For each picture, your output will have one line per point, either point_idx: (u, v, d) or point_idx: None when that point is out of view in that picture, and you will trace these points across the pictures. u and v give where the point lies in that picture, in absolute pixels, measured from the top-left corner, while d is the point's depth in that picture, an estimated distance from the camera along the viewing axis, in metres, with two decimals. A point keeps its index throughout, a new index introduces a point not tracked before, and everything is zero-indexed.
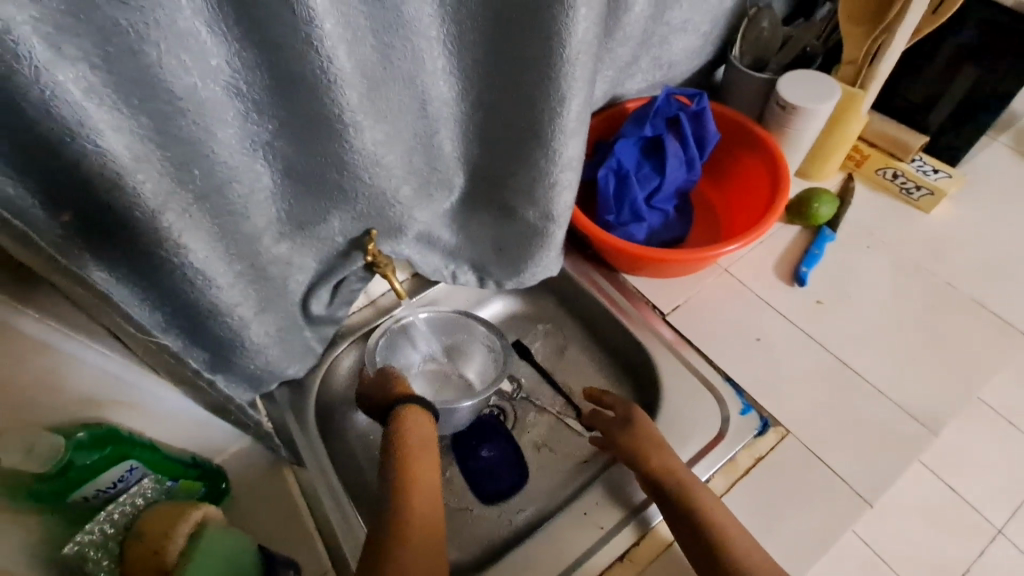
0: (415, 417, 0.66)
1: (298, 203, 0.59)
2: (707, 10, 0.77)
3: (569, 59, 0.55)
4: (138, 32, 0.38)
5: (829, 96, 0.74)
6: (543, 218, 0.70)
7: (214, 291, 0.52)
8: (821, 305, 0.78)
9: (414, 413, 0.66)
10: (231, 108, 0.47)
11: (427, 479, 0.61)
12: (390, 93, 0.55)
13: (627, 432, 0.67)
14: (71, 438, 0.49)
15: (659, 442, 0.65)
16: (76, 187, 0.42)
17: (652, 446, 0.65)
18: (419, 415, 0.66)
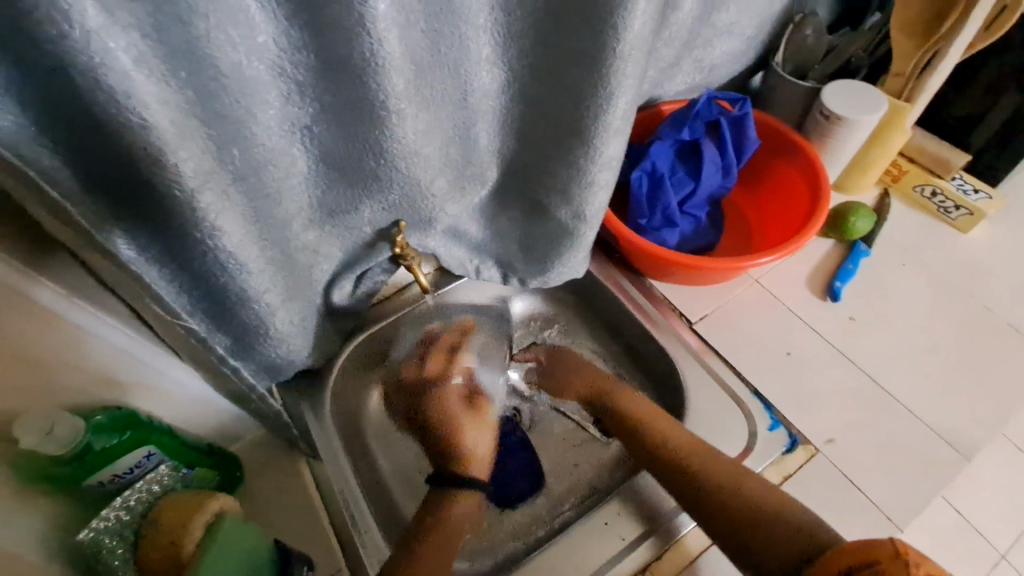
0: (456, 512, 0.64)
1: (330, 189, 0.58)
2: (753, 14, 0.75)
3: (622, 56, 0.53)
4: (189, 2, 0.36)
5: (877, 107, 0.72)
6: (575, 218, 0.68)
7: (244, 276, 0.50)
8: (855, 322, 0.77)
9: (462, 505, 0.64)
10: (273, 89, 0.46)
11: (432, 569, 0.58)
12: (434, 81, 0.54)
13: (559, 365, 0.78)
14: (89, 419, 0.48)
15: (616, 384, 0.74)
16: (113, 160, 0.39)
17: (576, 362, 0.78)
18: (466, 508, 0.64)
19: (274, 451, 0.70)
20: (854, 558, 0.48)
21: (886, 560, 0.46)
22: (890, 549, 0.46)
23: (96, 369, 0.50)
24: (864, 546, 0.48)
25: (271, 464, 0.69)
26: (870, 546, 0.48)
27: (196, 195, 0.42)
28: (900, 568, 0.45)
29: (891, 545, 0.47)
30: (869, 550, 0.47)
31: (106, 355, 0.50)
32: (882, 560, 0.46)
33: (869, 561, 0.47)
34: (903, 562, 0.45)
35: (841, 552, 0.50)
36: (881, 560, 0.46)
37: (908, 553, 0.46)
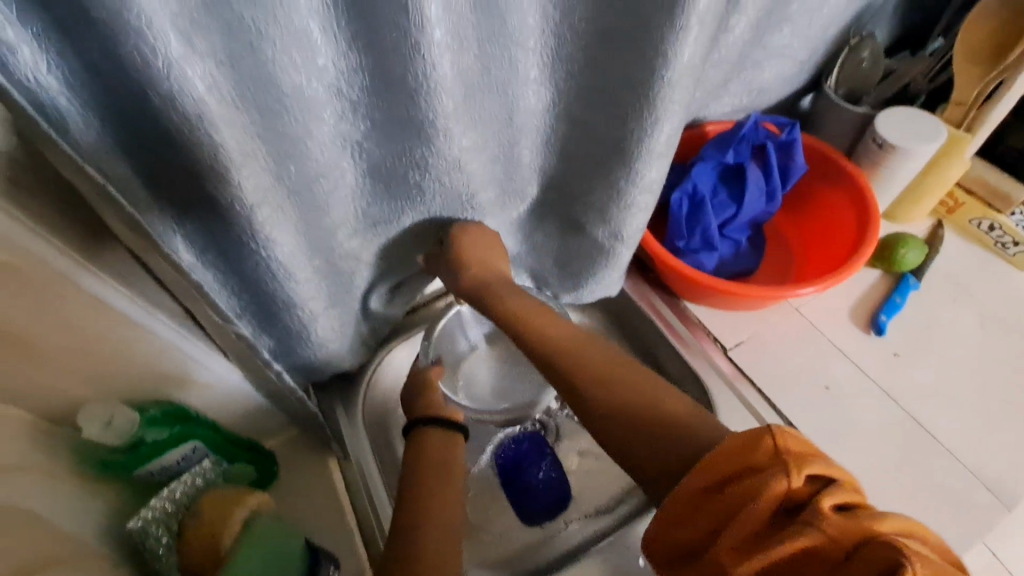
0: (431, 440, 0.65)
1: (378, 203, 0.59)
2: (808, 37, 0.73)
3: (670, 83, 0.53)
4: (260, 29, 0.38)
5: (935, 137, 0.69)
6: (612, 237, 0.68)
7: (291, 284, 0.52)
8: (899, 358, 0.74)
9: (431, 436, 0.65)
10: (331, 108, 0.47)
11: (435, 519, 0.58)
12: (482, 101, 0.55)
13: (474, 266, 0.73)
14: (144, 413, 0.51)
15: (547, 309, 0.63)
16: (181, 172, 0.41)
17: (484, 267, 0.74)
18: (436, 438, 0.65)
19: (306, 447, 0.72)
20: (723, 465, 0.39)
21: (765, 466, 0.37)
22: (767, 449, 0.37)
23: (150, 366, 0.53)
24: (736, 447, 0.39)
25: (304, 460, 0.71)
26: (745, 447, 0.38)
27: (255, 208, 0.44)
28: (781, 475, 0.36)
29: (771, 442, 0.38)
30: (746, 458, 0.38)
31: (160, 351, 0.52)
32: (763, 463, 0.37)
33: (743, 470, 0.38)
34: (785, 467, 0.36)
35: (709, 455, 0.40)
36: (760, 469, 0.37)
37: (789, 450, 0.37)
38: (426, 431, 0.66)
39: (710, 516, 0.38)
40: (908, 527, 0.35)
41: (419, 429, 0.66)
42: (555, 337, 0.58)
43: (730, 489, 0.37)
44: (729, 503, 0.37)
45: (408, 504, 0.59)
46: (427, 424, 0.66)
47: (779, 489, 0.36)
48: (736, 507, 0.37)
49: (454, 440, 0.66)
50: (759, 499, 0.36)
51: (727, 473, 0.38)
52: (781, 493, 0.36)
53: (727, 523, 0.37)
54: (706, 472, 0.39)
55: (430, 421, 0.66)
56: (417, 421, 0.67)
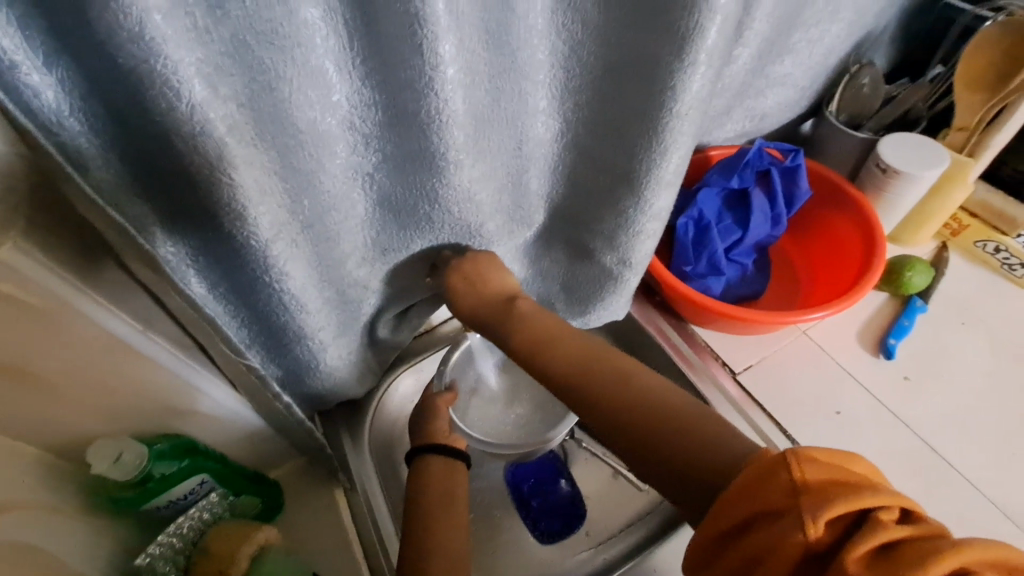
0: (433, 467, 0.65)
1: (386, 232, 0.59)
2: (809, 66, 0.75)
3: (678, 115, 0.54)
4: (278, 70, 0.39)
5: (938, 161, 0.69)
6: (620, 264, 0.69)
7: (302, 315, 0.53)
8: (909, 382, 0.74)
9: (433, 462, 0.65)
10: (344, 141, 0.48)
11: (443, 557, 0.57)
12: (492, 132, 0.55)
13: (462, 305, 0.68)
14: (153, 446, 0.51)
15: (555, 327, 0.61)
16: (196, 209, 0.42)
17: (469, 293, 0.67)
18: (439, 466, 0.65)
19: (313, 477, 0.71)
20: (740, 505, 0.37)
21: (783, 510, 0.35)
22: (783, 489, 0.36)
23: (159, 399, 0.52)
24: (754, 484, 0.37)
25: (313, 490, 0.70)
26: (763, 485, 0.37)
27: (269, 243, 0.44)
28: (799, 521, 0.34)
29: (787, 478, 0.36)
30: (761, 501, 0.36)
31: (170, 385, 0.52)
32: (780, 505, 0.35)
33: (760, 512, 0.36)
34: (801, 512, 0.34)
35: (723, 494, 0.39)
36: (778, 514, 0.35)
37: (808, 485, 0.35)
38: (427, 457, 0.66)
39: (732, 562, 0.37)
40: (973, 561, 0.32)
41: (420, 455, 0.66)
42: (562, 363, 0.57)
43: (749, 534, 0.36)
44: (751, 550, 0.36)
45: (421, 538, 0.59)
46: (427, 452, 0.66)
47: (798, 539, 0.34)
48: (760, 554, 0.35)
49: (454, 468, 0.66)
50: (779, 549, 0.34)
51: (745, 516, 0.37)
52: (800, 541, 0.34)
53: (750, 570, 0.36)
54: (723, 514, 0.38)
55: (432, 448, 0.66)
56: (420, 448, 0.66)
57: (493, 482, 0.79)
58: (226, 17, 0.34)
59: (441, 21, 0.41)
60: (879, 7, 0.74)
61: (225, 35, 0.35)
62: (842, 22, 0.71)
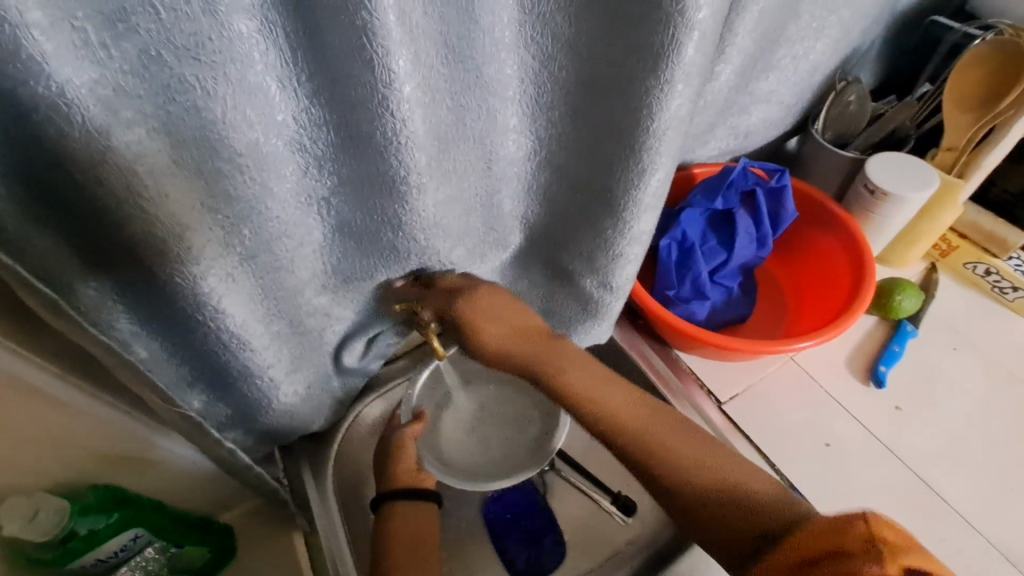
0: (400, 514, 0.63)
1: (348, 257, 0.54)
2: (794, 83, 0.72)
3: (657, 134, 0.50)
4: (205, 89, 0.34)
5: (929, 183, 0.66)
6: (601, 288, 0.65)
7: (247, 350, 0.48)
8: (901, 413, 0.70)
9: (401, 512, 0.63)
10: (291, 163, 0.43)
11: None
12: (458, 152, 0.51)
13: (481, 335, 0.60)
14: (78, 503, 0.46)
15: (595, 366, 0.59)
16: (114, 242, 0.38)
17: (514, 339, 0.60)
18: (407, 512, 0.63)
19: (271, 516, 0.66)
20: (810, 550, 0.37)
21: (858, 552, 0.35)
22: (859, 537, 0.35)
23: (88, 444, 0.48)
24: (830, 534, 0.37)
25: (268, 536, 0.65)
26: (838, 535, 0.36)
27: (199, 279, 0.41)
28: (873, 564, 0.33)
29: (863, 527, 0.36)
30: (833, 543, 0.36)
31: (102, 433, 0.48)
32: (856, 550, 0.35)
33: (831, 552, 0.36)
34: (875, 553, 0.34)
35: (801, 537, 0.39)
36: (851, 554, 0.35)
37: (885, 538, 0.35)
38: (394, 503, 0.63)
39: None
40: None
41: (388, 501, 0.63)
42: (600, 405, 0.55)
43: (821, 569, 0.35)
44: None
45: None
46: (392, 500, 0.63)
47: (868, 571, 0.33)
48: None
49: (426, 511, 0.64)
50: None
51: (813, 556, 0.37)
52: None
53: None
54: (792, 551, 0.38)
55: (398, 495, 0.64)
56: (386, 495, 0.64)
57: (466, 519, 0.74)
58: (131, 31, 0.30)
59: (392, 36, 0.37)
60: (865, 23, 0.71)
61: (131, 52, 0.31)
62: (828, 38, 0.69)
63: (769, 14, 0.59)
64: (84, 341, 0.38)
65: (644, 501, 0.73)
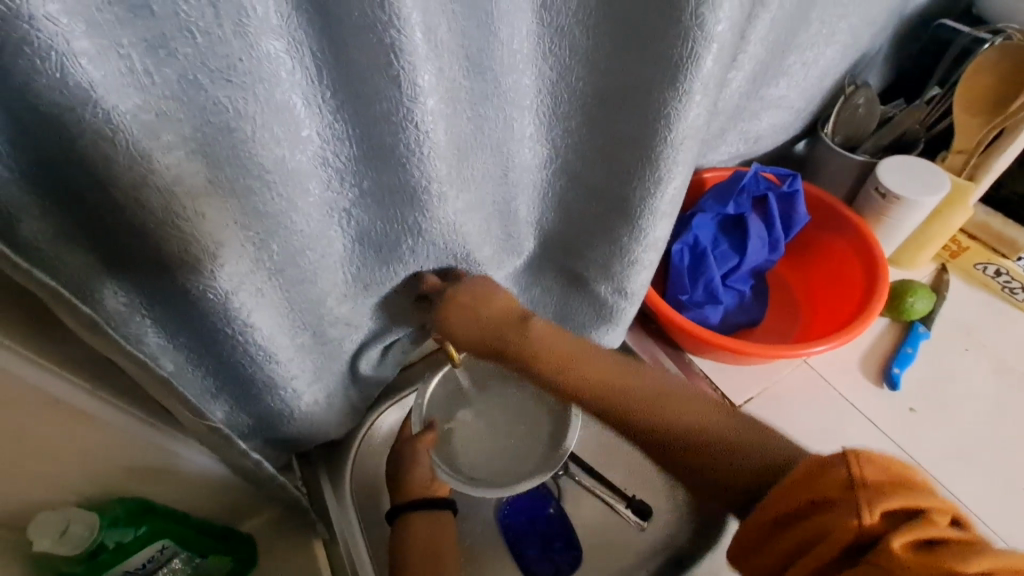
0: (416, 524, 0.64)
1: (367, 268, 0.54)
2: (804, 88, 0.73)
3: (674, 144, 0.51)
4: (237, 111, 0.35)
5: (939, 188, 0.67)
6: (616, 294, 0.65)
7: (273, 361, 0.49)
8: (915, 414, 0.71)
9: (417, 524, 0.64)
10: (316, 177, 0.43)
11: None
12: (478, 161, 0.51)
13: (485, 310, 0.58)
14: (108, 514, 0.47)
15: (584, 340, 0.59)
16: (147, 259, 0.38)
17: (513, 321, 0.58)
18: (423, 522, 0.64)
19: (290, 526, 0.66)
20: (795, 496, 0.39)
21: (838, 497, 0.37)
22: (840, 480, 0.37)
23: (114, 458, 0.48)
24: (809, 476, 0.39)
25: (286, 545, 0.65)
26: (818, 478, 0.38)
27: (229, 294, 0.41)
28: (855, 511, 0.36)
29: (845, 471, 0.38)
30: (814, 491, 0.38)
31: (129, 447, 0.48)
32: (835, 496, 0.37)
33: (815, 501, 0.38)
34: (857, 502, 0.36)
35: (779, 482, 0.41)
36: (832, 500, 0.37)
37: (865, 480, 0.37)
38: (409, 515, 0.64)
39: (788, 543, 0.38)
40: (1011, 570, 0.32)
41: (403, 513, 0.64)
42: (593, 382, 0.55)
43: (809, 518, 0.37)
44: (803, 533, 0.37)
45: None
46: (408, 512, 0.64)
47: (852, 523, 0.35)
48: (814, 537, 0.36)
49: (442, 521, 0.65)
50: (832, 531, 0.36)
51: (795, 506, 0.39)
52: (852, 527, 0.35)
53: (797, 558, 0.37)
54: (779, 497, 0.40)
55: (414, 505, 0.64)
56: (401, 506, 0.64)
57: (482, 526, 0.74)
58: (171, 56, 0.30)
59: (417, 51, 0.37)
60: (874, 28, 0.72)
61: (170, 76, 0.31)
62: (838, 44, 0.70)
63: (780, 22, 0.60)
64: (120, 359, 0.39)
65: (660, 505, 0.73)
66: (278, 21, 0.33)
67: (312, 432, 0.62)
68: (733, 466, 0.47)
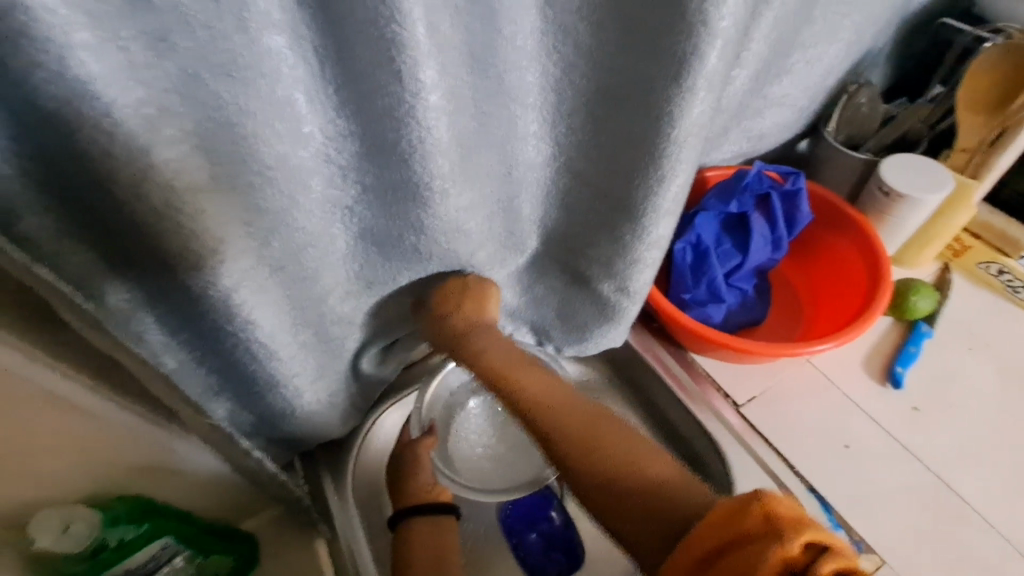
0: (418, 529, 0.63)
1: (369, 266, 0.54)
2: (807, 86, 0.72)
3: (677, 141, 0.51)
4: (240, 106, 0.34)
5: (944, 186, 0.67)
6: (618, 293, 0.65)
7: (274, 358, 0.49)
8: (918, 413, 0.71)
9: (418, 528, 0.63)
10: (319, 174, 0.43)
11: None
12: (480, 158, 0.51)
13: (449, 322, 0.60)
14: (109, 511, 0.47)
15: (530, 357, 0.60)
16: (149, 255, 0.38)
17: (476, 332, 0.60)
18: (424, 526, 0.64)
19: (291, 526, 0.66)
20: (712, 535, 0.36)
21: (755, 532, 0.33)
22: (755, 516, 0.34)
23: (115, 456, 0.48)
24: (726, 515, 0.36)
25: (288, 544, 0.65)
26: (733, 515, 0.35)
27: (231, 291, 0.41)
28: (773, 542, 0.32)
29: (757, 505, 0.34)
30: (734, 530, 0.34)
31: (130, 444, 0.48)
32: (754, 530, 0.34)
33: (735, 539, 0.34)
34: (775, 534, 0.33)
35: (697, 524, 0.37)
36: (750, 535, 0.33)
37: (778, 513, 0.34)
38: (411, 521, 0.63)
39: None
40: None
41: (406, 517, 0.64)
42: (536, 398, 0.55)
43: (728, 559, 0.33)
44: (725, 573, 0.33)
45: None
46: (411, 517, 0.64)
47: (774, 556, 0.32)
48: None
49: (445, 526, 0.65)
50: (755, 571, 0.32)
51: (717, 544, 0.35)
52: (776, 562, 0.32)
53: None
54: (701, 538, 0.36)
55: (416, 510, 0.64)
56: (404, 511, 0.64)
57: (484, 525, 0.74)
58: (173, 50, 0.30)
59: (421, 47, 0.37)
60: (878, 26, 0.72)
61: (172, 70, 0.31)
62: (841, 42, 0.69)
63: (783, 20, 0.60)
64: (121, 355, 0.38)
65: None
66: (281, 15, 0.33)
67: (314, 431, 0.62)
68: (668, 498, 0.43)
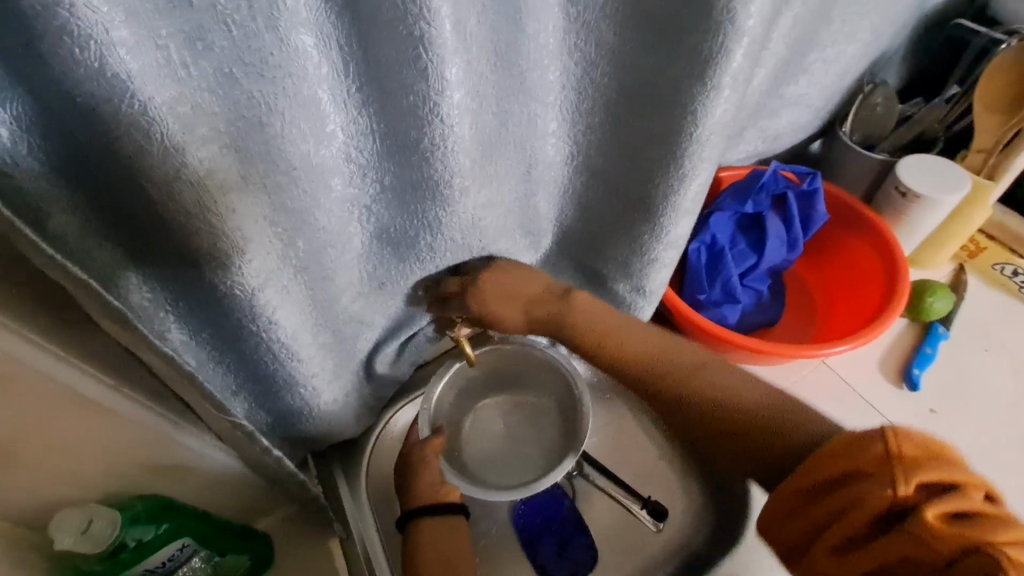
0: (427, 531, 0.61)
1: (386, 264, 0.53)
2: (824, 86, 0.72)
3: (699, 139, 0.50)
4: (270, 105, 0.34)
5: (960, 187, 0.66)
6: (635, 292, 0.65)
7: (295, 358, 0.49)
8: (936, 416, 0.70)
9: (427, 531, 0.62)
10: (340, 173, 0.43)
11: None
12: (499, 156, 0.51)
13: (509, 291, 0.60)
14: (129, 509, 0.47)
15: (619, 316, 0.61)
16: (174, 253, 0.38)
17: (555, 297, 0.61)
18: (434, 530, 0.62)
19: (305, 525, 0.66)
20: (831, 466, 0.40)
21: (873, 469, 0.38)
22: (877, 454, 0.38)
23: (135, 454, 0.48)
24: (846, 448, 0.40)
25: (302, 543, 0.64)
26: (854, 450, 0.39)
27: (256, 291, 0.41)
28: (888, 482, 0.37)
29: (883, 446, 0.38)
30: (852, 463, 0.39)
31: (150, 443, 0.48)
32: (869, 469, 0.38)
33: (850, 473, 0.39)
34: (893, 476, 0.37)
35: (819, 451, 0.42)
36: (866, 473, 0.38)
37: (903, 454, 0.37)
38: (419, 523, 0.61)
39: (823, 513, 0.39)
40: None
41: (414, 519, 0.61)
42: (638, 353, 0.58)
43: (849, 486, 0.38)
44: (836, 503, 0.38)
45: None
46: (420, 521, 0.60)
47: (884, 494, 0.36)
48: (849, 505, 0.38)
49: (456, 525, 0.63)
50: (863, 500, 0.37)
51: (830, 476, 0.40)
52: (885, 497, 0.36)
53: (826, 529, 0.39)
54: (821, 464, 0.41)
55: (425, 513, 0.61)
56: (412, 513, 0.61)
57: (496, 526, 0.74)
58: (209, 48, 0.30)
59: (447, 44, 0.37)
60: (894, 26, 0.71)
61: (207, 69, 0.31)
62: (858, 42, 0.69)
63: (803, 19, 0.59)
64: (147, 354, 0.38)
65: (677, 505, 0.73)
66: (308, 14, 0.33)
67: (330, 430, 0.62)
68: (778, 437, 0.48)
